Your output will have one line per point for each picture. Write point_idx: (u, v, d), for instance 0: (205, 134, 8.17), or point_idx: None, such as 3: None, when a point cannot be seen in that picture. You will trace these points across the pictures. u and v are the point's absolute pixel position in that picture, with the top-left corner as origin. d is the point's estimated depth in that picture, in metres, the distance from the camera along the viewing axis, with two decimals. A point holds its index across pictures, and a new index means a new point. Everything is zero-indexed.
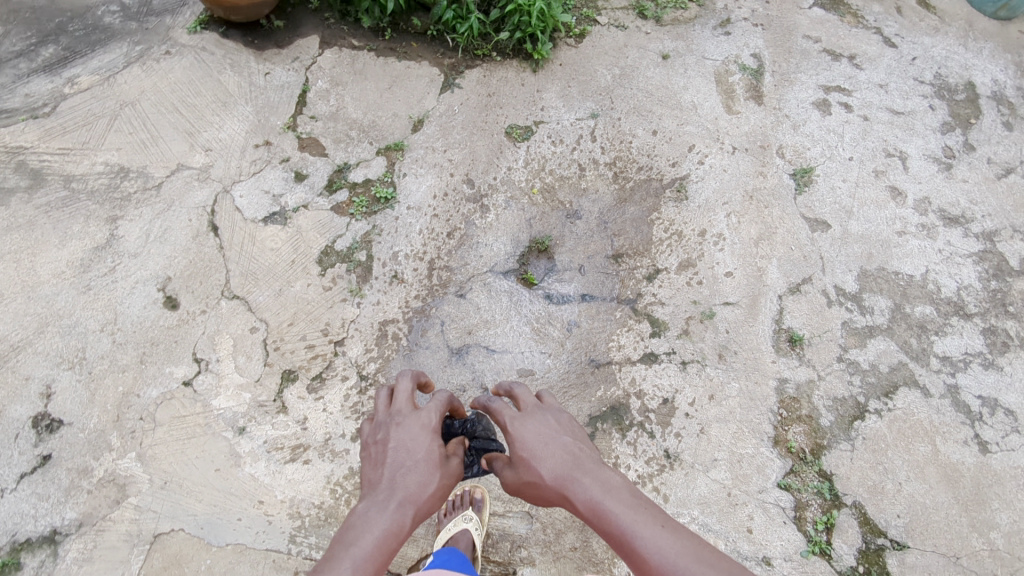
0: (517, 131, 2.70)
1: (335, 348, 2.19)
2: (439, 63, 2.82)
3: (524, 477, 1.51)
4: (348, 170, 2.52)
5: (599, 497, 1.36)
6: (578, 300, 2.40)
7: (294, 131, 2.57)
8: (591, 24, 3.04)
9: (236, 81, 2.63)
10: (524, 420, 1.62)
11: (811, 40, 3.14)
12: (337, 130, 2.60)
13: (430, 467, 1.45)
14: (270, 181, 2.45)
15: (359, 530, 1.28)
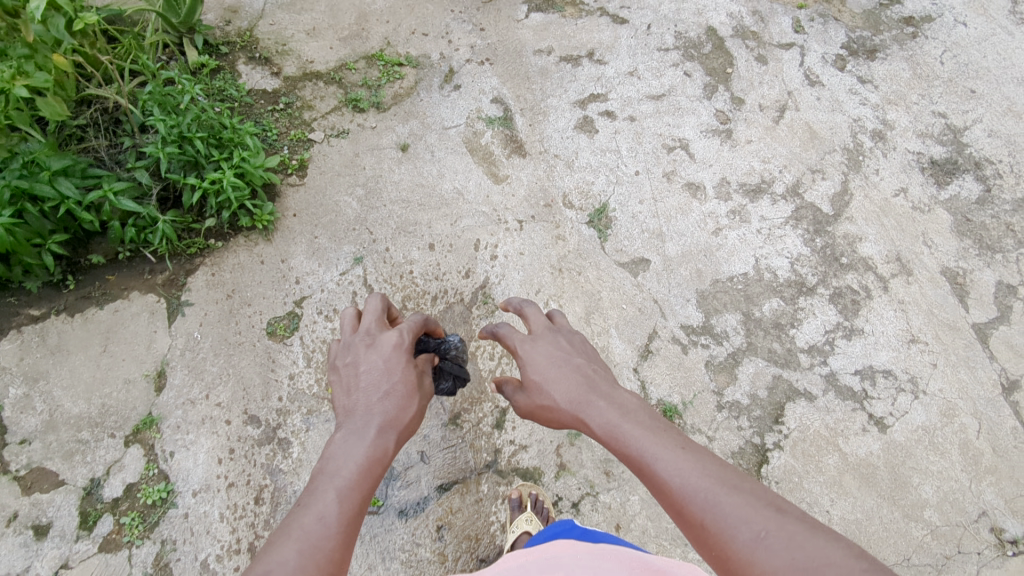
0: (281, 326, 2.24)
1: None
2: (152, 286, 2.27)
3: (539, 406, 1.48)
4: (99, 487, 1.99)
5: (616, 422, 1.28)
6: (436, 497, 2.04)
7: (6, 474, 1.99)
8: (307, 147, 2.56)
9: None
10: (534, 347, 1.57)
11: (544, 54, 2.82)
12: (63, 441, 2.04)
13: (407, 389, 1.42)
14: (6, 559, 1.89)
15: (338, 458, 1.22)
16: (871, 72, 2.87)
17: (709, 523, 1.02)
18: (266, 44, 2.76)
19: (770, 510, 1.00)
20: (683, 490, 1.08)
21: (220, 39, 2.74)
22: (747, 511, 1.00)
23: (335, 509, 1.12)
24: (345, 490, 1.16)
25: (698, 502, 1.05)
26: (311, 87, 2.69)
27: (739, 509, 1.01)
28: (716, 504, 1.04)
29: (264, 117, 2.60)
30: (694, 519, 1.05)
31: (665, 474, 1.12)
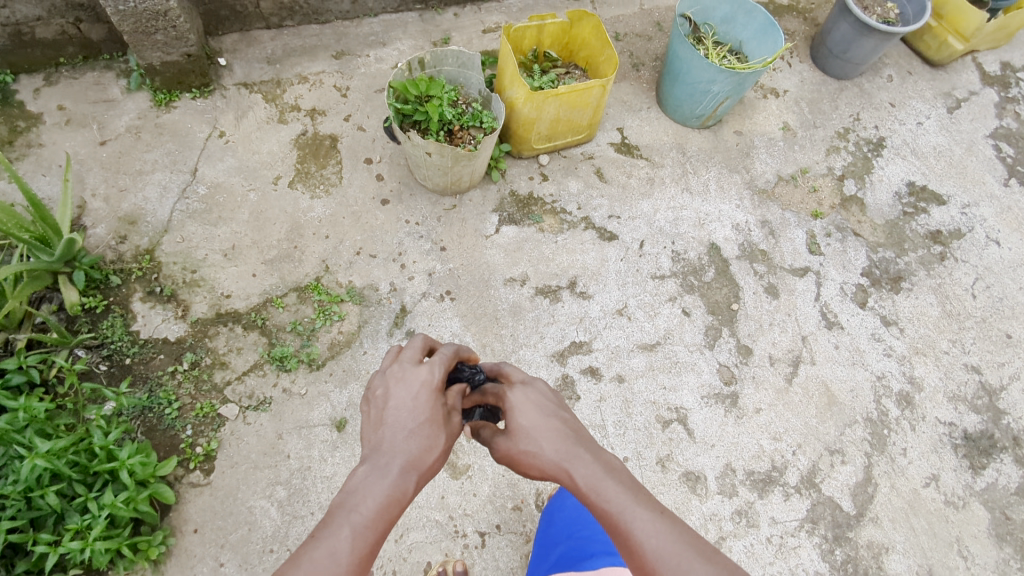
0: None
1: None
2: None
3: (516, 453, 1.30)
4: None
5: (601, 480, 1.19)
6: None
7: None
8: (215, 426, 2.04)
9: None
10: (526, 388, 1.39)
11: (516, 285, 2.34)
12: None
13: (435, 425, 1.30)
14: None
15: (358, 493, 1.16)
16: (896, 310, 2.46)
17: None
18: (170, 270, 2.22)
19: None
20: (662, 558, 1.05)
21: (110, 266, 2.19)
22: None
23: (350, 556, 1.06)
24: (359, 527, 1.10)
25: (675, 574, 1.03)
26: (226, 334, 2.16)
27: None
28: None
29: (161, 381, 2.07)
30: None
31: (645, 537, 1.08)
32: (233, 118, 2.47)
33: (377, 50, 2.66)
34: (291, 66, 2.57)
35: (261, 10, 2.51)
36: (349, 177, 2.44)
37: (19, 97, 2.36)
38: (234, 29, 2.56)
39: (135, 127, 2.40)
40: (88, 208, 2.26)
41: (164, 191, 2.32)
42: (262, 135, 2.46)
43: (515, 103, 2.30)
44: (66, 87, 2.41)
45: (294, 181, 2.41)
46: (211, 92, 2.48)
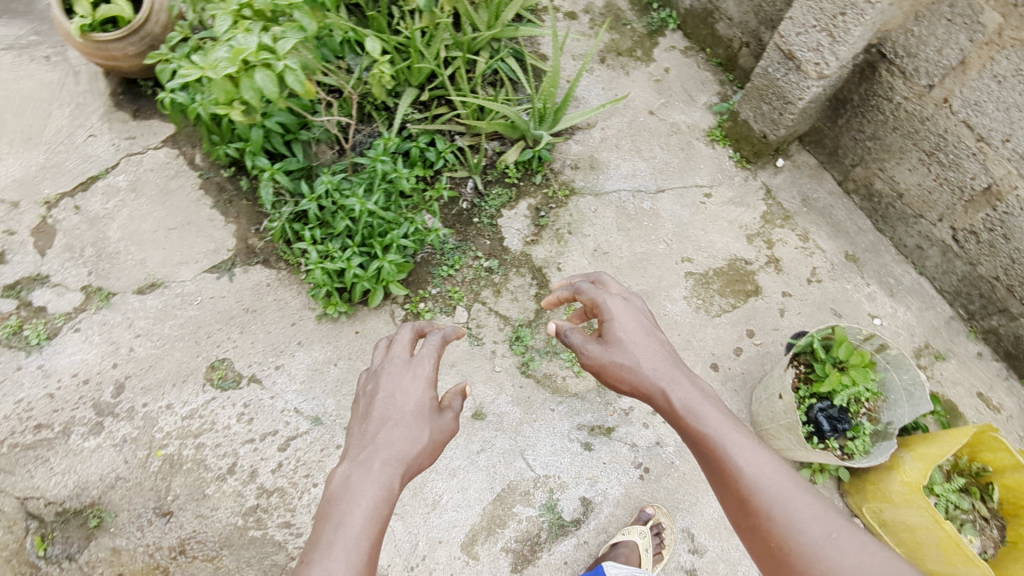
0: (221, 371, 2.20)
1: None
2: (244, 237, 2.37)
3: (608, 362, 1.40)
4: (41, 283, 2.27)
5: (695, 401, 1.25)
6: None
7: (46, 209, 2.37)
8: (444, 309, 2.30)
9: (63, 125, 2.52)
10: (627, 301, 1.48)
11: (685, 544, 2.04)
12: (79, 236, 2.34)
13: (421, 417, 1.39)
14: None
15: (348, 500, 1.20)
16: None
17: (774, 513, 1.02)
18: (562, 213, 2.45)
19: (844, 522, 0.99)
20: (753, 478, 1.08)
21: (547, 169, 2.51)
22: (818, 517, 1.00)
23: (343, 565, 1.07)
24: (334, 550, 1.10)
25: (770, 494, 1.04)
26: (525, 281, 2.35)
27: (812, 509, 1.01)
28: (791, 505, 1.02)
29: (467, 251, 2.38)
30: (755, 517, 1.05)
31: (739, 461, 1.10)
32: (728, 196, 2.50)
33: (880, 289, 2.36)
34: (811, 220, 2.46)
35: (852, 169, 2.43)
36: (722, 319, 2.32)
37: (660, 41, 2.77)
38: (819, 157, 2.55)
39: (678, 126, 2.60)
40: (589, 130, 2.60)
41: (630, 176, 2.52)
42: (725, 227, 2.45)
43: (898, 470, 1.85)
44: (685, 65, 2.72)
45: (692, 274, 2.38)
46: (744, 168, 2.55)
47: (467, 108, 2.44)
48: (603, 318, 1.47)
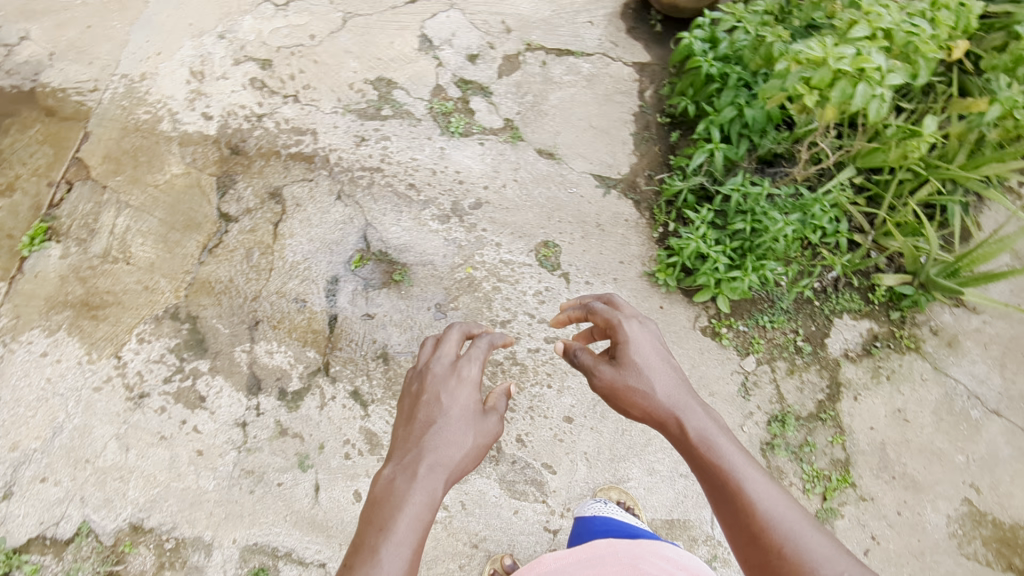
0: (547, 251, 2.43)
1: (291, 97, 2.55)
2: (635, 173, 2.57)
3: (620, 385, 1.47)
4: (483, 95, 2.65)
5: (708, 431, 1.33)
6: (331, 308, 2.28)
7: (523, 50, 2.75)
8: (740, 349, 2.34)
9: (573, 3, 2.90)
10: (643, 323, 1.56)
11: None
12: (529, 84, 2.69)
13: (467, 423, 1.45)
14: (466, 37, 2.75)
15: (398, 503, 1.26)
16: None
17: (785, 551, 1.10)
18: (893, 359, 2.39)
19: (853, 563, 1.07)
20: (763, 511, 1.16)
21: (909, 315, 2.46)
22: (828, 559, 1.08)
23: (389, 574, 1.13)
24: (368, 560, 1.15)
25: (782, 532, 1.12)
26: (821, 383, 2.33)
27: (823, 550, 1.09)
28: (801, 541, 1.11)
29: (794, 322, 2.41)
30: (765, 548, 1.13)
31: (754, 495, 1.19)
32: None
33: None
34: None
35: None
36: (970, 565, 2.11)
37: None
38: None
39: None
40: (968, 314, 2.49)
41: (976, 380, 2.39)
42: None
43: None
44: None
45: (973, 505, 2.21)
46: None
47: (893, 217, 2.45)
48: (615, 347, 1.54)
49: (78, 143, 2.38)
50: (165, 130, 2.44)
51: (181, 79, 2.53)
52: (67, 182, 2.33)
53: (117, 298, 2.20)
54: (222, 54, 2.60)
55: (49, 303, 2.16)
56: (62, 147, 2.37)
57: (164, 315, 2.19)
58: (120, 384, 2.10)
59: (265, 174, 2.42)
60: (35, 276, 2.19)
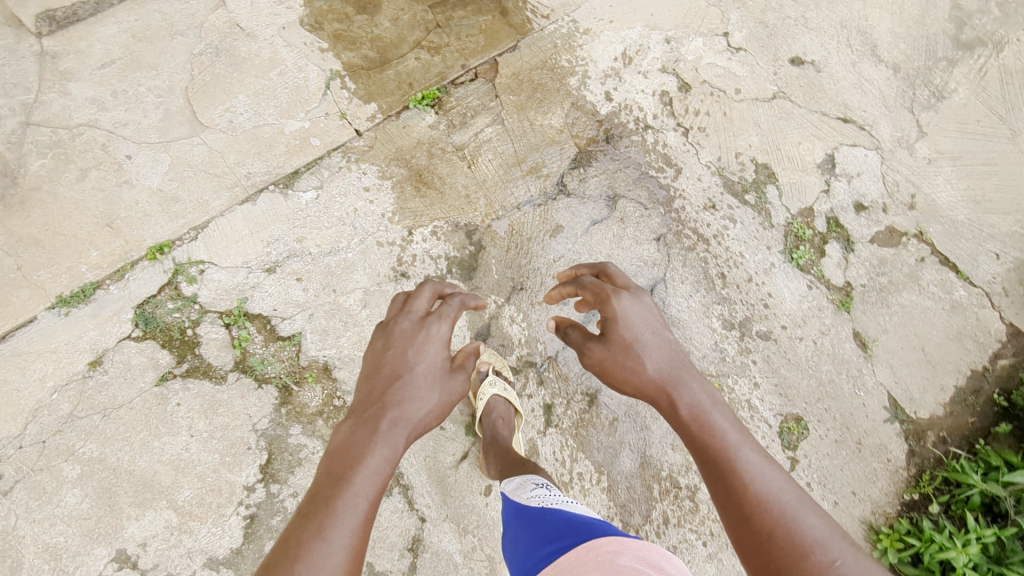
0: (793, 427, 2.21)
1: (683, 129, 2.53)
2: (930, 426, 2.27)
3: (616, 361, 1.60)
4: (846, 247, 2.43)
5: (701, 408, 1.46)
6: (581, 322, 2.24)
7: (913, 235, 2.48)
8: None
9: (996, 227, 2.55)
10: (637, 295, 1.67)
11: None
12: (896, 269, 2.43)
13: (434, 381, 1.57)
14: (871, 184, 2.53)
15: (349, 452, 1.38)
16: None
17: (777, 531, 1.20)
18: None
19: (842, 540, 1.19)
20: (756, 488, 1.27)
21: None
22: (820, 539, 1.19)
23: (349, 530, 1.22)
24: (328, 511, 1.24)
25: (779, 511, 1.23)
26: None
27: (816, 531, 1.20)
28: (793, 523, 1.21)
29: None
30: (755, 526, 1.23)
31: (748, 478, 1.30)
32: None
33: None
34: None
35: None
36: None
37: None
38: None
39: None
40: None
41: None
42: None
43: None
44: None
45: None
46: None
47: None
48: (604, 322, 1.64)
49: (504, 48, 2.57)
50: (571, 84, 2.55)
51: (612, 53, 2.60)
52: (475, 73, 2.53)
53: (442, 187, 2.36)
54: (658, 54, 2.62)
55: (397, 154, 2.38)
56: (490, 45, 2.56)
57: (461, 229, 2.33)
58: (396, 255, 2.28)
59: (616, 177, 2.44)
60: (403, 127, 2.41)
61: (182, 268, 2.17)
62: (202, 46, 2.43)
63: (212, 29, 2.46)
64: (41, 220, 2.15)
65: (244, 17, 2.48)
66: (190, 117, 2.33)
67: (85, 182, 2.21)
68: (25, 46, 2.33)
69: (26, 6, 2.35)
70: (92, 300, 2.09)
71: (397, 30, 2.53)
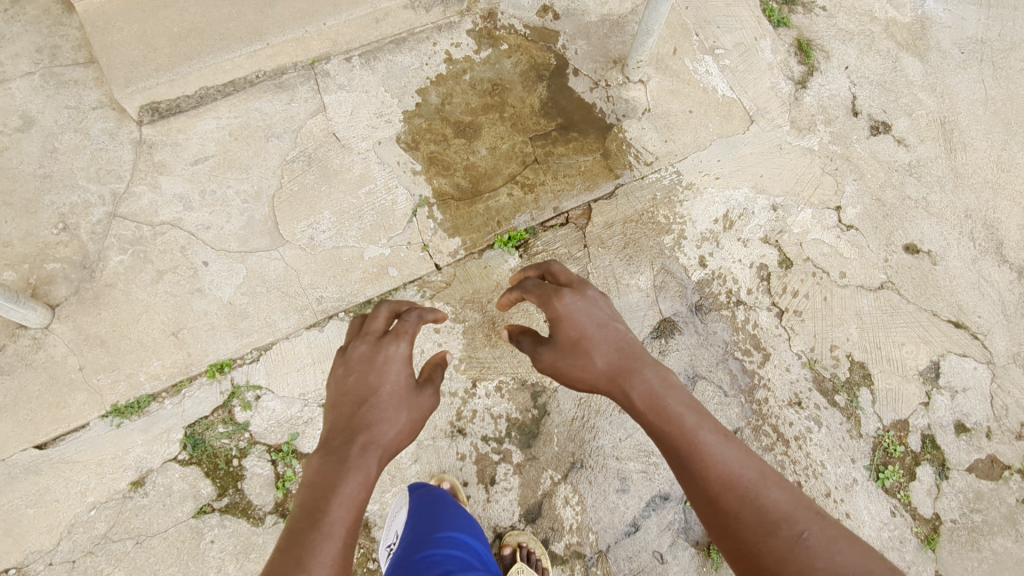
0: None
1: (778, 309, 2.36)
2: None
3: (569, 364, 1.57)
4: (939, 472, 2.23)
5: (658, 393, 1.40)
6: (638, 514, 2.11)
7: (1013, 468, 2.27)
8: None
9: None
10: (580, 292, 1.65)
11: None
12: (988, 506, 2.22)
13: (399, 399, 1.52)
14: (976, 403, 2.31)
15: (319, 483, 1.31)
16: None
17: (742, 510, 1.20)
18: None
19: (810, 512, 1.20)
20: (717, 462, 1.26)
21: None
22: (789, 514, 1.19)
23: (328, 556, 1.16)
24: (305, 543, 1.18)
25: (744, 485, 1.23)
26: None
27: (783, 505, 1.21)
28: (757, 497, 1.22)
29: None
30: (726, 506, 1.22)
31: (710, 459, 1.26)
32: None
33: None
34: None
35: None
36: None
37: None
38: None
39: None
40: None
41: None
42: None
43: None
44: None
45: None
46: None
47: None
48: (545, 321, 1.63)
49: (600, 193, 2.45)
50: (665, 243, 2.41)
51: (713, 214, 2.46)
52: (566, 217, 2.43)
53: (514, 339, 2.24)
54: (761, 222, 2.47)
55: (474, 295, 2.30)
56: (587, 188, 2.44)
57: (527, 388, 2.18)
58: (455, 408, 2.14)
59: (697, 354, 2.29)
60: (485, 267, 2.33)
61: (239, 391, 2.11)
62: (295, 152, 2.39)
63: (308, 136, 2.42)
64: (110, 320, 2.13)
65: (342, 126, 2.44)
66: (271, 228, 2.28)
67: (159, 285, 2.18)
68: (125, 132, 2.33)
69: (132, 99, 2.26)
70: (146, 413, 2.05)
71: (493, 160, 2.46)
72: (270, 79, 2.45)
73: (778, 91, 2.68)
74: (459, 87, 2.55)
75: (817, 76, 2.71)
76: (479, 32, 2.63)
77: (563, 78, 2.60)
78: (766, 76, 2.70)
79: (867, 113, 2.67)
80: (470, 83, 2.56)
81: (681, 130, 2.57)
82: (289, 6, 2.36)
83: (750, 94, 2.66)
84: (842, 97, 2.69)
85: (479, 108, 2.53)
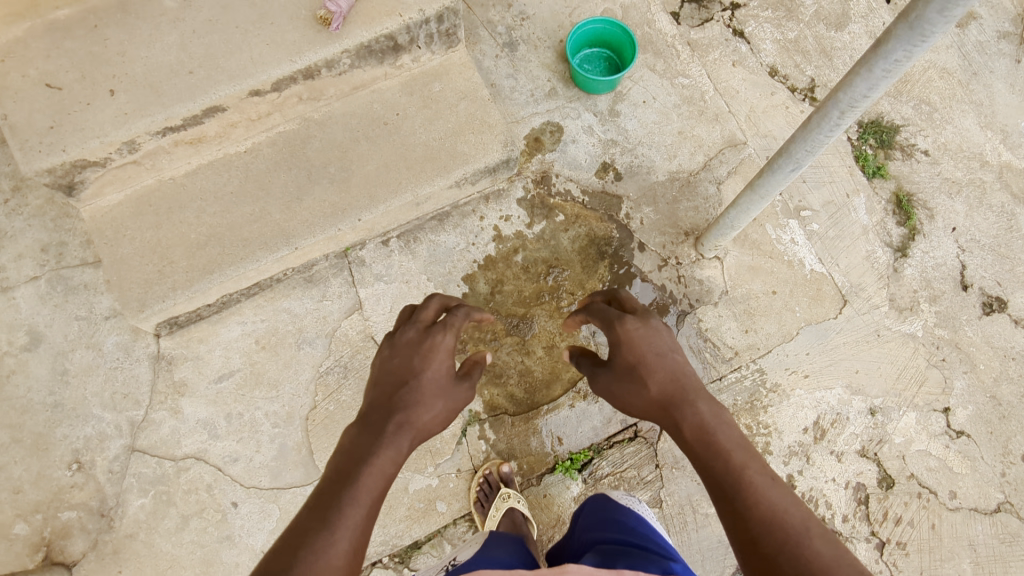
0: None
1: (879, 541, 2.09)
2: None
3: (623, 389, 1.50)
4: None
5: (711, 428, 1.29)
6: None
7: None
8: None
9: None
10: (645, 320, 1.57)
11: None
12: None
13: (443, 386, 1.45)
14: None
15: (352, 454, 1.25)
16: None
17: (781, 557, 1.04)
18: None
19: (857, 572, 1.01)
20: (771, 506, 1.12)
21: None
22: (832, 568, 1.01)
23: (353, 524, 1.11)
24: (329, 511, 1.12)
25: (784, 528, 1.08)
26: None
27: (828, 557, 1.03)
28: (802, 551, 1.05)
29: None
30: (763, 554, 1.07)
31: (752, 496, 1.14)
32: None
33: None
34: None
35: None
36: None
37: None
38: None
39: None
40: None
41: None
42: None
43: None
44: None
45: None
46: None
47: None
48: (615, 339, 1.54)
49: None
50: None
51: (802, 421, 2.17)
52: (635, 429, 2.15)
53: None
54: (858, 429, 2.16)
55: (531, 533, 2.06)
56: None
57: None
58: None
59: None
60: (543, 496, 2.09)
61: None
62: (330, 362, 2.14)
63: (343, 340, 2.16)
64: None
65: (380, 327, 2.18)
66: (306, 457, 2.05)
67: (184, 533, 1.97)
68: (141, 346, 2.09)
69: (148, 320, 1.99)
70: None
71: (552, 363, 2.17)
72: (300, 272, 2.19)
73: (873, 262, 2.34)
74: (510, 271, 2.26)
75: (920, 240, 2.36)
76: (531, 201, 2.33)
77: (627, 254, 2.29)
78: (859, 243, 2.36)
79: (979, 286, 2.32)
80: (522, 265, 2.26)
81: (764, 316, 2.25)
82: (319, 198, 2.08)
83: (841, 266, 2.33)
84: (949, 267, 2.34)
85: (534, 296, 2.24)
